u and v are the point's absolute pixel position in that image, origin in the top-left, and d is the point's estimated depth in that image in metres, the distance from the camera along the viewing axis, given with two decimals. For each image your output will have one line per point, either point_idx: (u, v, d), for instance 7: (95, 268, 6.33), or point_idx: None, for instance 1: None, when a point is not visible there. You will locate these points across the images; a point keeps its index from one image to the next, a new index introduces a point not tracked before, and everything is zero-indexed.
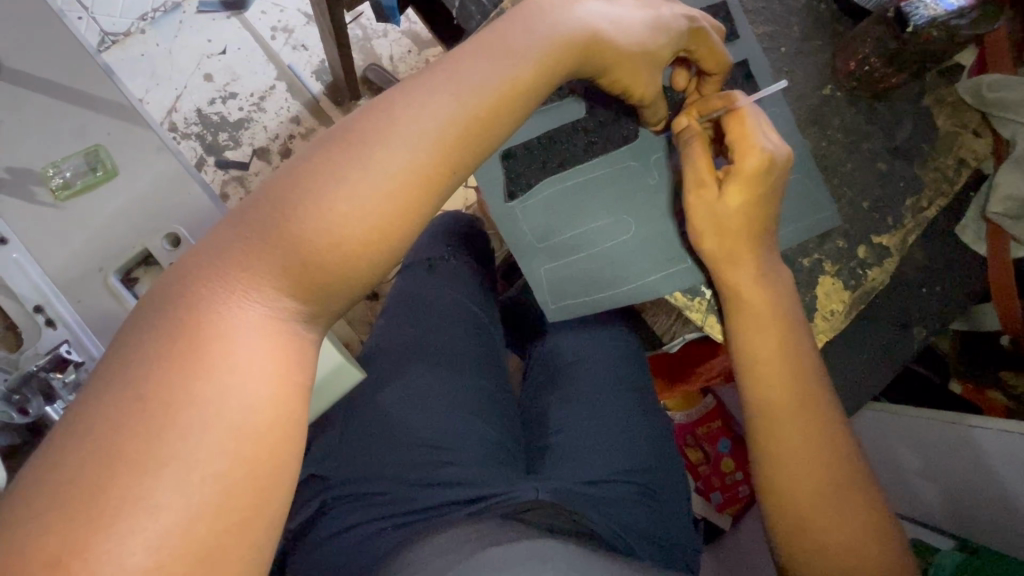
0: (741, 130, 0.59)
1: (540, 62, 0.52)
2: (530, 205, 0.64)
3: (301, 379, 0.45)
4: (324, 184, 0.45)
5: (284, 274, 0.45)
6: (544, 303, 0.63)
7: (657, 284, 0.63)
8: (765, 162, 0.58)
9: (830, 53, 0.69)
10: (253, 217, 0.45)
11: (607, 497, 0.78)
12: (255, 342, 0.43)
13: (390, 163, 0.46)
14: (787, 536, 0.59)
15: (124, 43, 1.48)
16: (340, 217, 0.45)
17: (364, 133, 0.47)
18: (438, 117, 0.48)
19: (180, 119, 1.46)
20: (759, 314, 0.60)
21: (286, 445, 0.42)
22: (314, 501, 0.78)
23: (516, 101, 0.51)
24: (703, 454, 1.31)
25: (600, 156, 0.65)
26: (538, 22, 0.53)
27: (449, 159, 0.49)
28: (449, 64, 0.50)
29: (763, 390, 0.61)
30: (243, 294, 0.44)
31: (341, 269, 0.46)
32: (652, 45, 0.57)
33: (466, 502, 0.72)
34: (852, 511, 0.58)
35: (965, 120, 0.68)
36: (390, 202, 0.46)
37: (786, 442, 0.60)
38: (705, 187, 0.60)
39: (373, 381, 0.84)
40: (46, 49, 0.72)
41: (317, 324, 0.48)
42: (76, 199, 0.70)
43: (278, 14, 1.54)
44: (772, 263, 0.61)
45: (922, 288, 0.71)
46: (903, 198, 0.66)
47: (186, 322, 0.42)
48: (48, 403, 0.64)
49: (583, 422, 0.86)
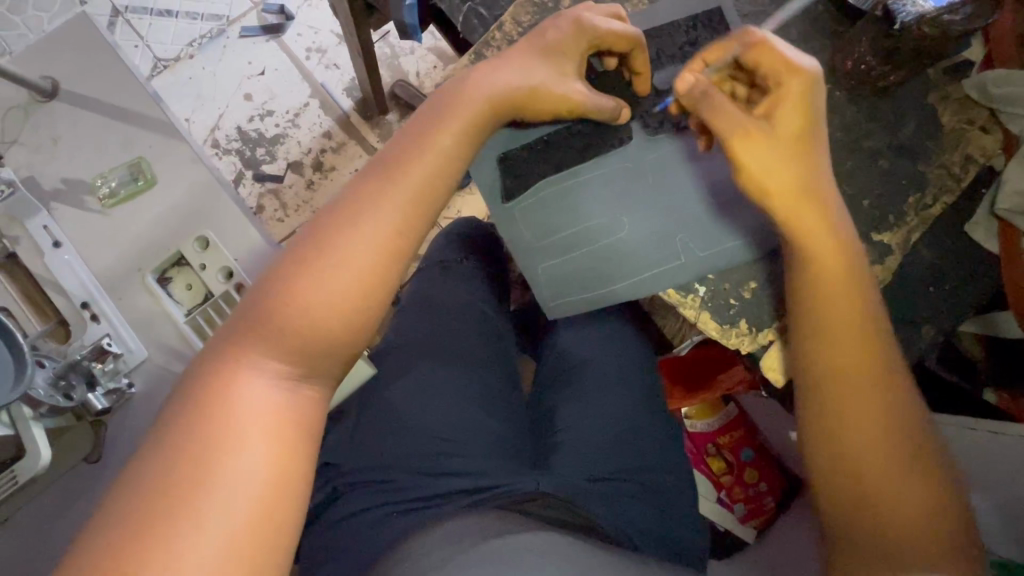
0: (777, 60, 0.56)
1: (469, 125, 0.58)
2: (527, 206, 0.66)
3: (307, 421, 0.52)
4: (315, 260, 0.52)
5: (285, 340, 0.52)
6: (542, 300, 0.67)
7: (652, 281, 0.64)
8: (811, 84, 0.55)
9: (829, 53, 0.69)
10: (262, 290, 0.53)
11: (609, 493, 0.79)
12: (266, 394, 0.51)
13: (370, 236, 0.54)
14: (836, 473, 0.56)
15: (174, 68, 1.60)
16: (331, 288, 0.52)
17: (342, 215, 0.54)
18: (398, 192, 0.55)
19: (222, 136, 1.57)
20: (822, 272, 0.57)
21: (300, 462, 0.50)
22: (324, 490, 0.81)
23: (456, 161, 0.58)
24: (727, 463, 1.28)
25: (595, 157, 0.65)
26: (458, 91, 0.59)
27: (416, 222, 0.56)
28: (395, 146, 0.58)
29: (825, 332, 0.57)
30: (253, 359, 0.51)
31: (336, 330, 0.53)
32: (563, 74, 0.60)
33: (465, 492, 0.75)
34: (905, 459, 0.54)
35: (973, 116, 0.67)
36: (370, 271, 0.53)
37: (850, 403, 0.56)
38: (754, 131, 0.57)
39: (384, 376, 0.87)
40: (99, 73, 0.81)
41: (320, 376, 0.54)
42: (122, 207, 0.78)
43: (312, 36, 1.63)
44: (803, 248, 0.57)
45: (933, 287, 0.69)
46: (905, 196, 0.66)
47: (207, 382, 0.50)
48: (90, 391, 0.70)
49: (588, 419, 0.87)
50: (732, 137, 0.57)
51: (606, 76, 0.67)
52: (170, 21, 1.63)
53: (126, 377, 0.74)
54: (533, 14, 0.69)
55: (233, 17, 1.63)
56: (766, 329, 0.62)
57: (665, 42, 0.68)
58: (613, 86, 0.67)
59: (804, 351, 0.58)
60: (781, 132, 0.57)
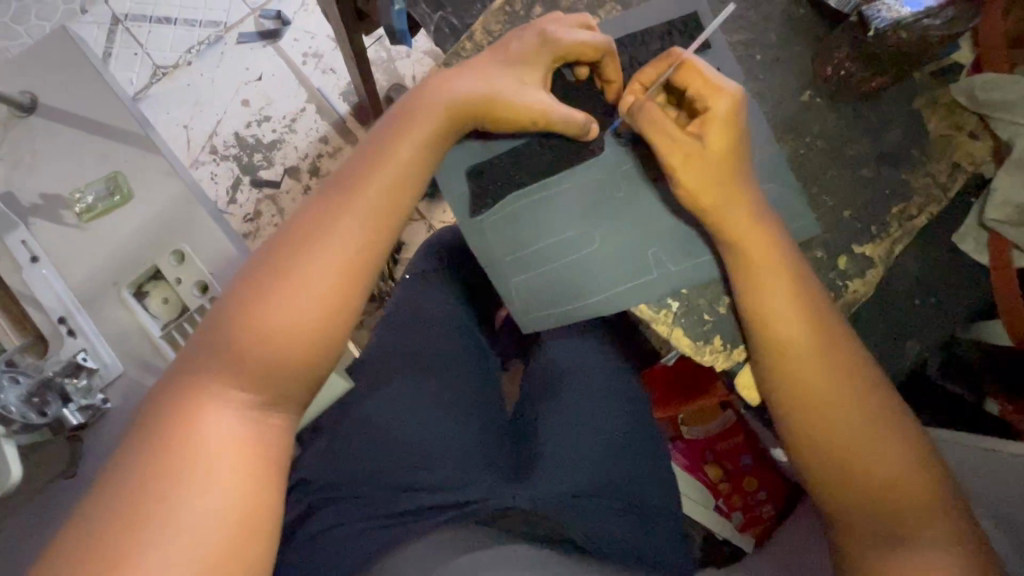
0: (701, 81, 0.58)
1: (428, 139, 0.57)
2: (496, 219, 0.64)
3: (275, 451, 0.49)
4: (276, 282, 0.50)
5: (248, 367, 0.49)
6: (516, 314, 0.64)
7: (624, 296, 0.62)
8: (736, 104, 0.57)
9: (810, 57, 0.66)
10: (223, 310, 0.51)
11: (589, 509, 0.76)
12: (228, 424, 0.48)
13: (335, 253, 0.52)
14: (826, 470, 0.58)
15: (173, 76, 1.61)
16: (296, 310, 0.50)
17: (307, 229, 0.53)
18: (359, 209, 0.54)
19: (219, 142, 1.57)
20: (775, 277, 0.58)
21: (267, 486, 0.47)
22: (300, 503, 0.80)
23: (415, 175, 0.57)
24: (723, 470, 1.26)
25: (566, 169, 0.64)
26: (414, 105, 0.58)
27: (380, 239, 0.55)
28: (350, 163, 0.57)
29: (783, 333, 0.58)
30: (213, 389, 0.48)
31: (303, 353, 0.50)
32: (528, 84, 0.60)
33: (445, 506, 0.74)
34: (888, 447, 0.57)
35: (961, 121, 0.64)
36: (337, 290, 0.52)
37: (818, 400, 0.58)
38: (686, 144, 0.58)
39: (364, 388, 0.87)
40: (79, 87, 0.81)
41: (288, 401, 0.51)
42: (101, 221, 0.78)
43: (308, 41, 1.63)
44: (767, 263, 0.58)
45: (919, 299, 0.66)
46: (889, 206, 0.63)
47: (162, 419, 0.47)
48: (65, 407, 0.69)
49: (571, 432, 0.84)
50: (669, 154, 0.58)
51: (577, 86, 0.65)
52: (169, 28, 1.63)
53: (101, 393, 0.74)
54: (503, 23, 0.67)
55: (231, 23, 1.64)
56: (738, 346, 0.62)
57: (638, 50, 0.66)
58: (585, 95, 0.65)
59: (764, 359, 0.60)
60: (714, 147, 0.58)
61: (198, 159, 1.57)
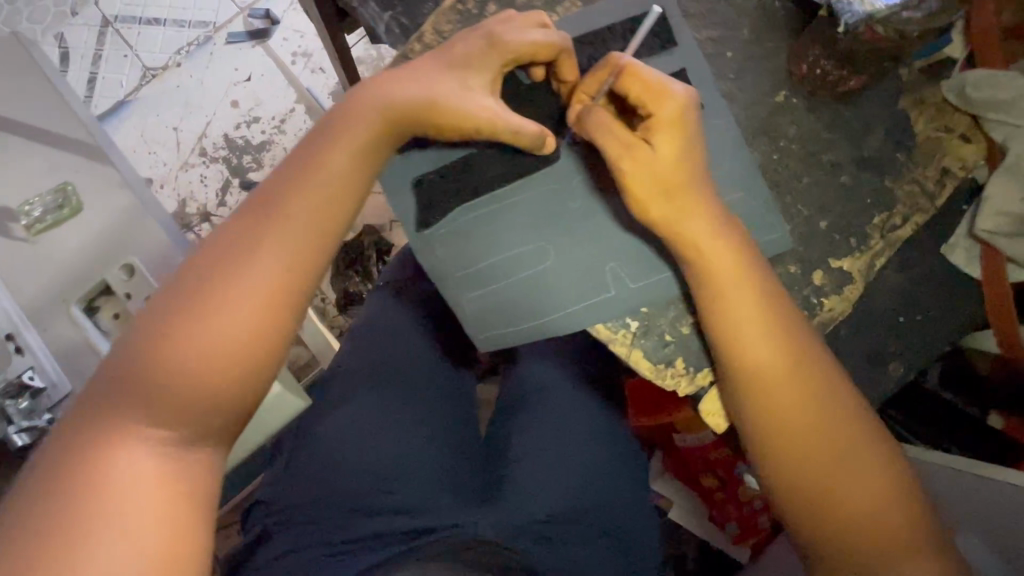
0: (643, 85, 0.54)
1: (362, 149, 0.54)
2: (446, 234, 0.60)
3: (197, 490, 0.45)
4: (194, 308, 0.47)
5: (165, 400, 0.45)
6: (472, 335, 0.60)
7: (582, 315, 0.58)
8: (683, 106, 0.53)
9: (786, 54, 0.61)
10: (136, 341, 0.47)
11: (560, 538, 0.71)
12: (142, 463, 0.44)
13: (263, 273, 0.48)
14: (810, 507, 0.52)
15: (162, 77, 1.50)
16: (217, 337, 0.46)
17: (232, 249, 0.49)
18: (287, 226, 0.50)
19: (208, 143, 1.48)
20: (740, 292, 0.54)
21: (193, 526, 0.44)
22: (255, 528, 0.76)
23: (350, 189, 0.53)
24: (718, 480, 1.12)
25: (517, 180, 0.59)
26: (346, 113, 0.54)
27: (313, 257, 0.51)
28: (276, 178, 0.53)
29: (754, 356, 0.53)
30: (124, 427, 0.44)
31: (227, 382, 0.46)
32: (473, 88, 0.56)
33: (407, 533, 0.70)
34: (873, 477, 0.51)
35: (951, 123, 0.60)
36: (265, 313, 0.48)
37: (797, 428, 0.53)
38: (635, 148, 0.53)
39: (319, 407, 0.81)
40: (27, 97, 0.78)
41: (214, 435, 0.47)
42: (50, 232, 0.75)
43: (299, 40, 1.55)
44: (734, 281, 0.54)
45: (903, 315, 0.61)
46: (870, 215, 0.59)
47: (67, 462, 0.43)
48: (9, 427, 0.69)
49: (544, 454, 0.78)
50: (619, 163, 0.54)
51: (533, 89, 0.61)
52: (159, 29, 1.53)
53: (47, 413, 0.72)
54: (455, 22, 0.63)
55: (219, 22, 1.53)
56: (703, 370, 0.57)
57: (600, 49, 0.61)
58: (544, 99, 0.60)
59: (733, 382, 0.54)
60: (664, 155, 0.53)
61: (185, 163, 1.47)
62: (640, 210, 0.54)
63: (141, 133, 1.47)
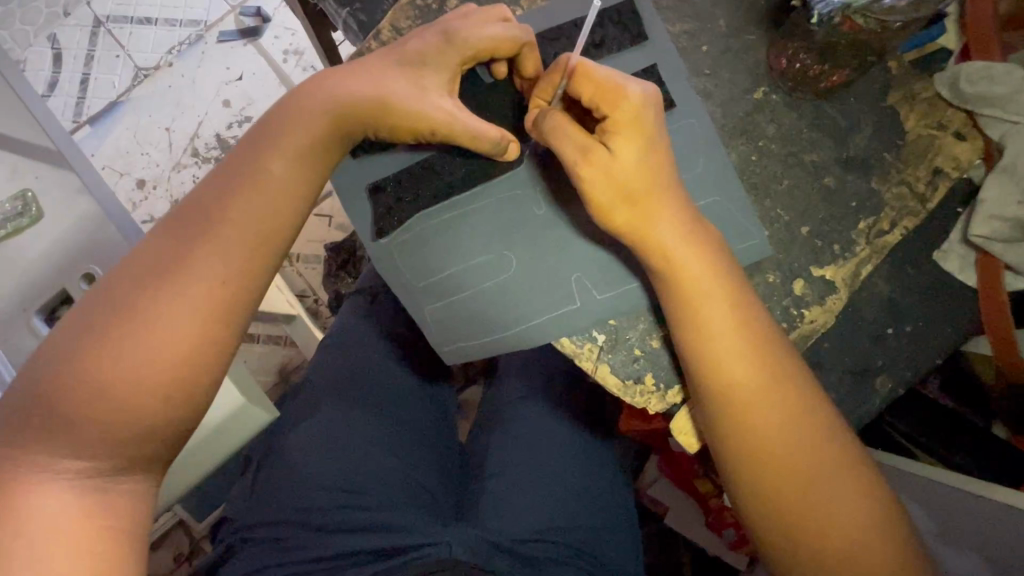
0: (596, 86, 0.50)
1: (305, 153, 0.51)
2: (403, 242, 0.56)
3: (127, 522, 0.44)
4: (117, 330, 0.44)
5: (84, 429, 0.43)
6: (435, 346, 0.55)
7: (548, 327, 0.54)
8: (640, 106, 0.50)
9: (765, 48, 0.57)
10: (55, 362, 0.44)
11: (534, 560, 0.68)
12: (62, 499, 0.42)
13: (197, 289, 0.46)
14: (780, 535, 0.49)
15: (155, 77, 1.29)
16: (140, 360, 0.44)
17: (165, 263, 0.46)
18: (219, 240, 0.47)
19: (201, 145, 1.27)
20: (712, 301, 0.50)
21: (122, 560, 0.42)
22: (223, 542, 0.73)
23: (291, 198, 0.51)
24: (715, 485, 0.96)
25: (479, 184, 0.56)
26: (288, 115, 0.52)
27: (248, 273, 0.48)
28: (210, 188, 0.50)
29: (726, 373, 0.49)
30: (41, 459, 0.42)
31: (153, 408, 0.44)
32: (428, 88, 0.52)
33: (375, 554, 0.66)
34: (851, 505, 0.48)
35: (944, 119, 0.56)
36: (194, 334, 0.45)
37: (771, 451, 0.49)
38: (592, 153, 0.50)
39: (287, 420, 0.78)
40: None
41: (146, 464, 0.45)
42: (14, 238, 0.59)
43: (289, 37, 1.33)
44: (704, 292, 0.50)
45: (891, 327, 0.58)
46: (856, 220, 0.55)
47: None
48: None
49: (519, 469, 0.75)
50: (578, 164, 0.50)
51: (496, 88, 0.57)
52: (151, 29, 1.31)
53: None
54: (415, 18, 0.60)
55: (211, 21, 1.32)
56: (674, 386, 0.54)
57: (566, 44, 0.57)
58: (507, 98, 0.57)
59: (703, 401, 0.51)
60: (625, 159, 0.50)
61: (179, 164, 1.26)
62: (603, 216, 0.51)
63: (133, 134, 1.27)
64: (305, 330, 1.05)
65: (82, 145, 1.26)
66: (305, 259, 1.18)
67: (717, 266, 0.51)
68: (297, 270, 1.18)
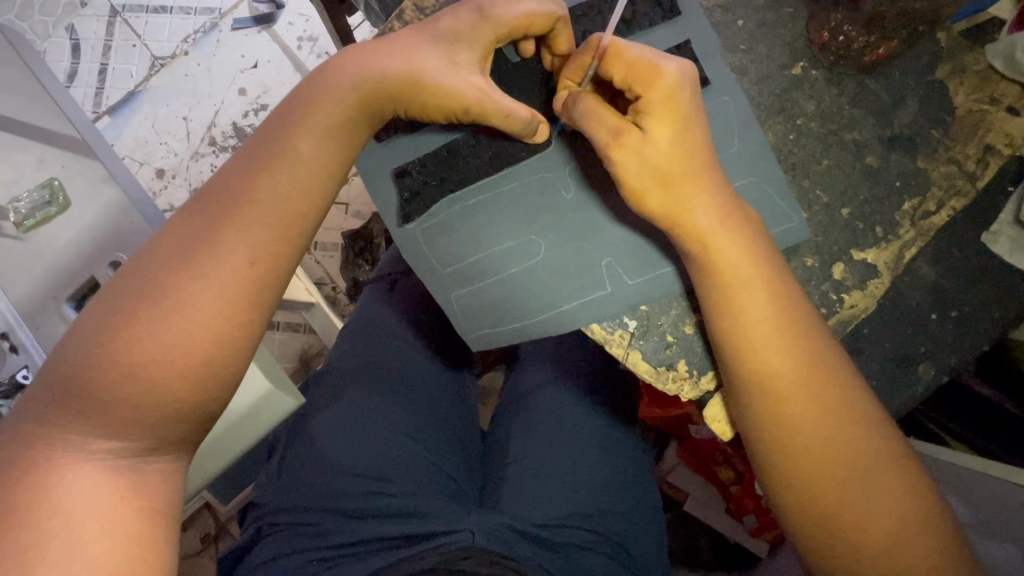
0: (630, 65, 0.48)
1: (330, 133, 0.50)
2: (429, 227, 0.55)
3: (157, 502, 0.44)
4: (146, 313, 0.44)
5: (114, 411, 0.43)
6: (461, 332, 0.55)
7: (576, 313, 0.53)
8: (675, 86, 0.48)
9: (805, 21, 0.55)
10: (84, 345, 0.44)
11: (559, 547, 0.67)
12: (95, 478, 0.42)
13: (224, 273, 0.46)
14: (814, 525, 0.48)
15: (172, 66, 1.29)
16: (170, 344, 0.44)
17: (192, 246, 0.46)
18: (245, 224, 0.47)
19: (218, 133, 1.27)
20: (750, 286, 0.48)
21: (155, 539, 0.42)
22: (249, 527, 0.74)
23: (316, 180, 0.50)
24: (736, 472, 0.96)
25: (507, 167, 0.55)
26: (313, 95, 0.51)
27: (275, 257, 0.48)
28: (236, 169, 0.49)
29: (763, 359, 0.48)
30: (76, 439, 0.43)
31: (183, 392, 0.44)
32: (458, 66, 0.50)
33: (399, 539, 0.65)
34: (891, 497, 0.47)
35: (996, 94, 0.54)
36: (221, 318, 0.45)
37: (809, 438, 0.47)
38: (624, 135, 0.48)
39: (312, 406, 0.78)
40: None
41: (176, 445, 0.45)
42: (43, 227, 0.59)
43: (303, 22, 1.32)
44: (743, 277, 0.48)
45: (935, 313, 0.57)
46: (899, 201, 0.53)
47: (12, 481, 0.41)
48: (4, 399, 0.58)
49: (543, 456, 0.75)
50: (610, 145, 0.48)
51: (524, 68, 0.56)
52: (165, 18, 1.31)
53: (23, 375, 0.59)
54: None
55: (225, 8, 1.32)
56: (707, 373, 0.53)
57: (595, 21, 0.55)
58: (535, 78, 0.56)
59: (739, 389, 0.49)
60: (659, 140, 0.48)
61: (197, 153, 1.26)
62: (634, 198, 0.49)
63: (152, 123, 1.27)
64: (324, 317, 1.05)
65: (103, 135, 1.27)
66: (323, 246, 1.18)
67: (755, 249, 0.49)
68: (315, 258, 1.17)
